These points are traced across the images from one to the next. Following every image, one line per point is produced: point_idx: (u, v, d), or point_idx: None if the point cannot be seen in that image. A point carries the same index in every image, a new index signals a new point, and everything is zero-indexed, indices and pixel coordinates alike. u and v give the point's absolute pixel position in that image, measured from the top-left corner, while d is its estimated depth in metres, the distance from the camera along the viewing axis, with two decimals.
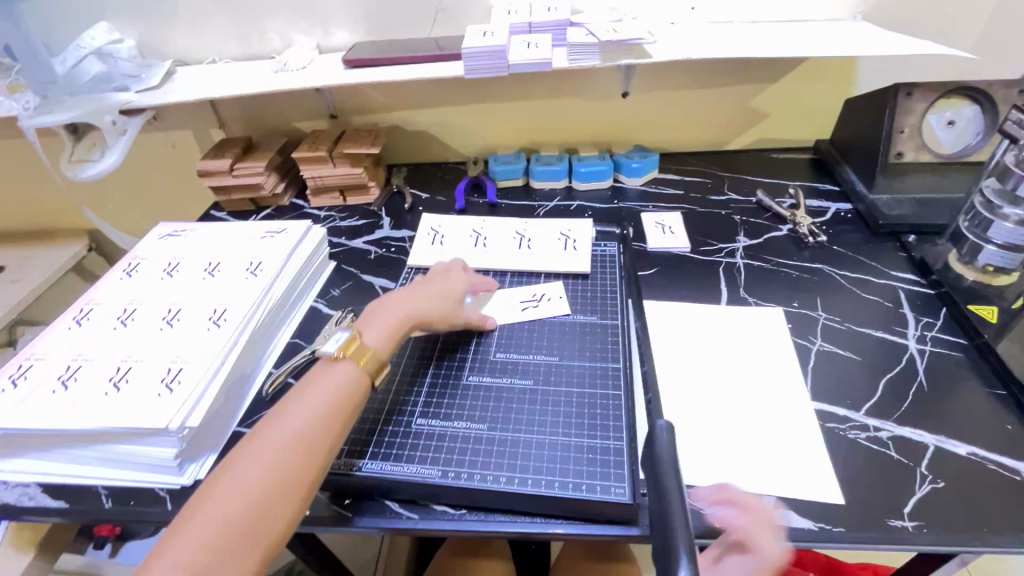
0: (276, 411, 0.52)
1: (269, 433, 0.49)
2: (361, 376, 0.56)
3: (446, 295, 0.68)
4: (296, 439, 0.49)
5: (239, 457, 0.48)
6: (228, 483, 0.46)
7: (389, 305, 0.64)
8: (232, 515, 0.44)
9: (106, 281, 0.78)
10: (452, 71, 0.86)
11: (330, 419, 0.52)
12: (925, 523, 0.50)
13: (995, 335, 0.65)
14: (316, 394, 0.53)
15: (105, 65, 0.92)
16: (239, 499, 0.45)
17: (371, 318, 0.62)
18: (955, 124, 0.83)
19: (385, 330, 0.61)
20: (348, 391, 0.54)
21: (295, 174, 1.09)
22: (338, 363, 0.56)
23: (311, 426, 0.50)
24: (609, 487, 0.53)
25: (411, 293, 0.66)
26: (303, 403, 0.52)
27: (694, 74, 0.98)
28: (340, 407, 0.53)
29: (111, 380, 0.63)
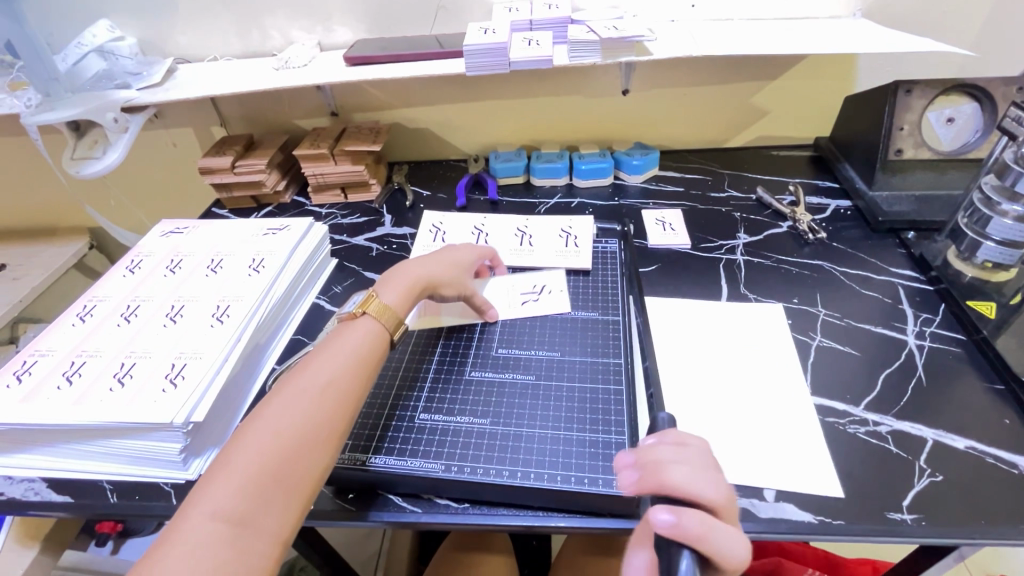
0: (303, 363, 0.54)
1: (300, 380, 0.51)
2: (380, 331, 0.58)
3: (458, 261, 0.71)
4: (326, 385, 0.51)
5: (273, 401, 0.49)
6: (266, 423, 0.47)
7: (406, 267, 0.67)
8: (273, 450, 0.46)
9: (109, 278, 0.79)
10: (453, 68, 0.86)
11: (356, 369, 0.54)
12: (924, 515, 0.51)
13: (994, 331, 0.66)
14: (341, 347, 0.55)
15: (107, 62, 0.93)
16: (277, 437, 0.46)
17: (387, 279, 0.65)
18: (954, 121, 0.83)
19: (401, 289, 0.63)
20: (370, 346, 0.57)
21: (297, 172, 1.09)
22: (360, 320, 0.59)
23: (336, 379, 0.52)
24: (611, 481, 0.53)
25: (427, 258, 0.69)
26: (331, 355, 0.54)
27: (694, 72, 0.98)
28: (365, 359, 0.55)
29: (116, 376, 0.63)
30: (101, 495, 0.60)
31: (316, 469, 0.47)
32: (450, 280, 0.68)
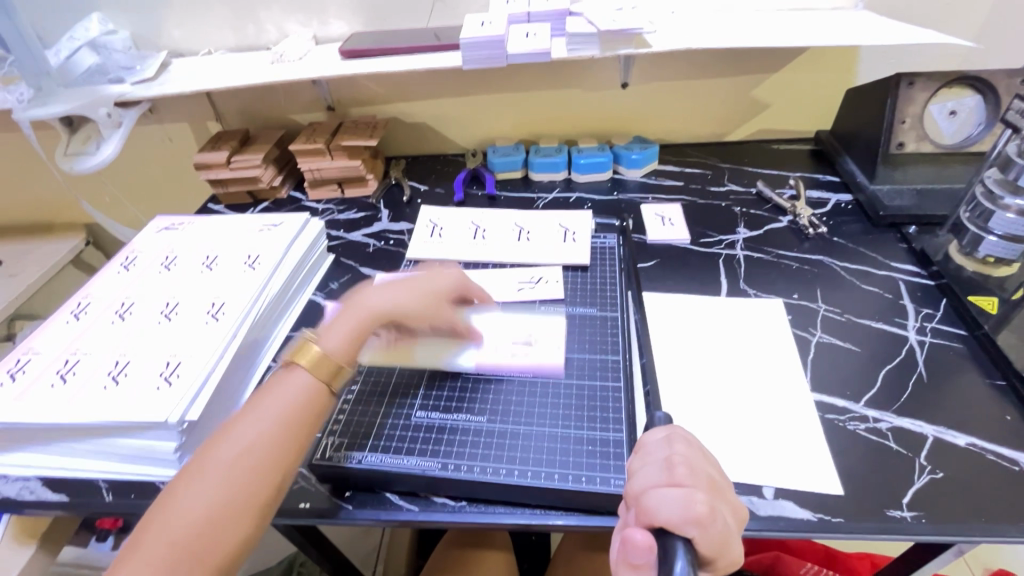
0: (225, 427, 0.50)
1: (217, 452, 0.48)
2: (314, 383, 0.53)
3: (418, 290, 0.62)
4: (246, 455, 0.48)
5: (186, 479, 0.46)
6: (176, 506, 0.45)
7: (353, 303, 0.60)
8: (183, 531, 0.43)
9: (103, 275, 0.78)
10: (450, 62, 0.85)
11: (283, 433, 0.50)
12: (923, 513, 0.50)
13: (996, 326, 0.65)
14: (268, 408, 0.51)
15: (99, 56, 0.91)
16: (183, 523, 0.44)
17: (332, 319, 0.58)
18: (958, 114, 0.82)
19: (344, 330, 0.57)
20: (301, 402, 0.52)
21: (293, 167, 1.08)
22: (293, 374, 0.53)
23: (264, 436, 0.49)
24: (608, 479, 0.53)
25: (380, 291, 0.61)
26: (254, 418, 0.50)
27: (694, 64, 0.97)
28: (293, 420, 0.51)
29: (110, 374, 0.63)
30: (96, 494, 0.60)
31: (228, 554, 0.45)
32: (403, 317, 0.61)
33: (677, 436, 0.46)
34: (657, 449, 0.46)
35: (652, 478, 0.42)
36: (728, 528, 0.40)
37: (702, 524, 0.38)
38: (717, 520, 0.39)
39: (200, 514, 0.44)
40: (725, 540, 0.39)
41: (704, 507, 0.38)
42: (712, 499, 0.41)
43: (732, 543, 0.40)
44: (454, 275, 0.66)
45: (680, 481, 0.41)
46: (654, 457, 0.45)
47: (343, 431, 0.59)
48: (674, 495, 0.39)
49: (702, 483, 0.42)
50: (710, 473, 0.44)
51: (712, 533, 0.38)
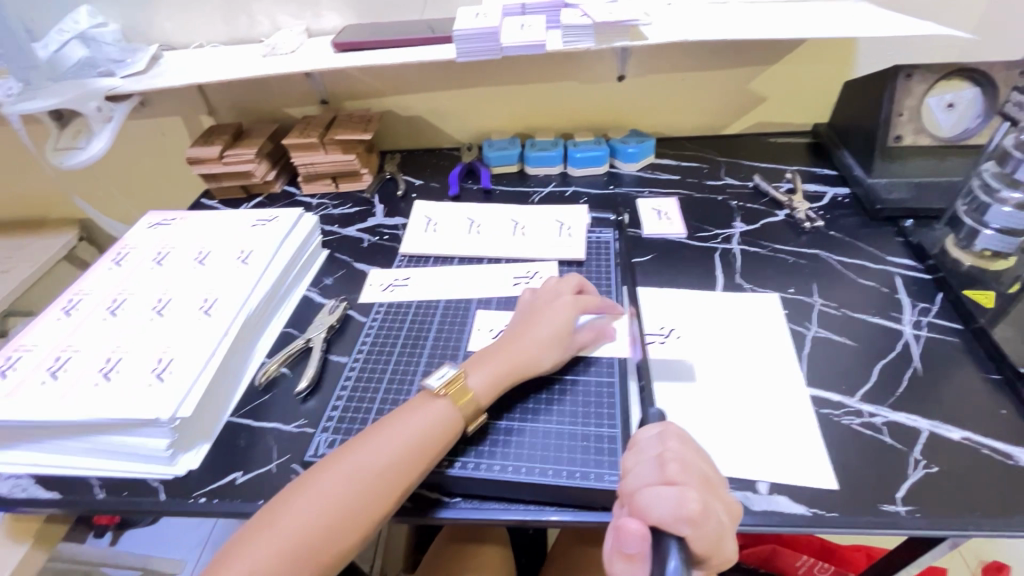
0: (364, 435, 0.52)
1: (354, 457, 0.50)
2: (455, 416, 0.54)
3: (559, 328, 0.62)
4: (375, 471, 0.49)
5: (321, 473, 0.49)
6: (304, 499, 0.47)
7: (499, 347, 0.60)
8: (307, 529, 0.45)
9: (95, 271, 0.77)
10: (443, 54, 0.84)
11: (415, 458, 0.51)
12: (918, 507, 0.50)
13: (992, 320, 0.65)
14: (405, 427, 0.52)
15: (89, 49, 0.90)
16: (301, 523, 0.46)
17: (480, 358, 0.59)
18: (955, 106, 0.81)
19: (491, 374, 0.57)
20: (434, 432, 0.53)
21: (286, 161, 1.07)
22: (436, 402, 0.54)
23: (395, 459, 0.50)
24: (602, 475, 0.53)
25: (523, 332, 0.61)
26: (391, 435, 0.51)
27: (691, 57, 0.96)
28: (425, 448, 0.51)
29: (102, 371, 0.62)
30: (88, 492, 0.59)
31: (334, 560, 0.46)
32: (551, 364, 0.61)
33: (670, 432, 0.47)
34: (650, 446, 0.46)
35: (645, 476, 0.43)
36: (721, 524, 0.41)
37: (694, 521, 0.38)
38: (709, 517, 0.40)
39: (321, 513, 0.46)
40: (717, 536, 0.40)
41: (697, 505, 0.39)
42: (705, 496, 0.41)
43: (725, 539, 0.41)
44: (580, 304, 0.65)
45: (673, 479, 0.42)
46: (649, 454, 0.45)
47: (337, 429, 0.61)
48: (667, 494, 0.40)
49: (694, 479, 0.42)
50: (703, 469, 0.44)
51: (705, 530, 0.39)
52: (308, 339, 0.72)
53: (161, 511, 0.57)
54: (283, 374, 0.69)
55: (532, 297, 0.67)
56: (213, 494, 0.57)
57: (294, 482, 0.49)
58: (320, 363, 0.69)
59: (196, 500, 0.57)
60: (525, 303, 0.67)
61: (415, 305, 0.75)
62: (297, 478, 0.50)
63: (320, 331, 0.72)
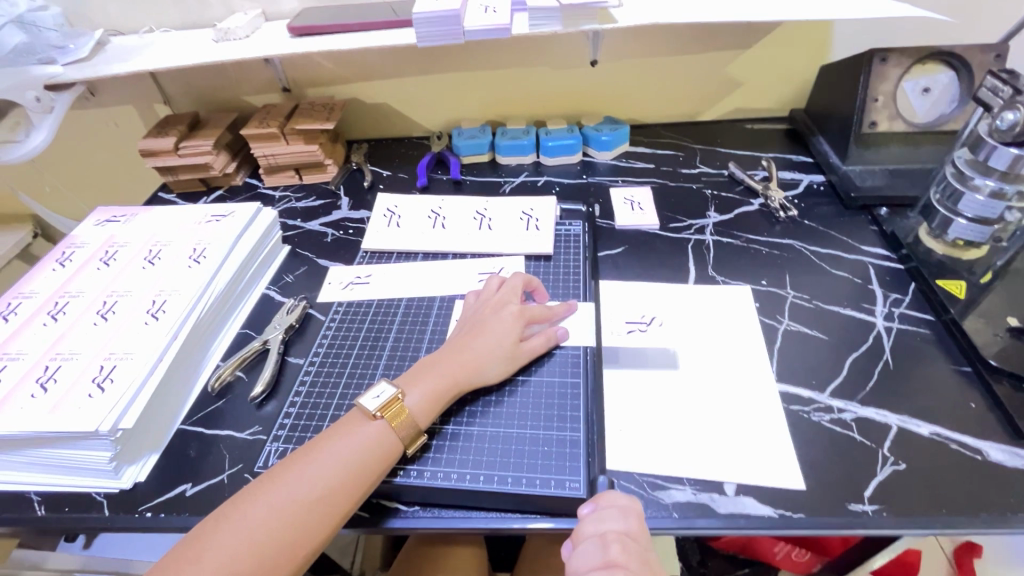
0: (296, 458, 0.49)
1: (290, 482, 0.47)
2: (393, 440, 0.51)
3: (505, 340, 0.59)
4: (310, 498, 0.47)
5: (252, 499, 0.46)
6: (233, 528, 0.44)
7: (441, 360, 0.57)
8: (240, 557, 0.43)
9: (38, 272, 0.73)
10: (404, 39, 0.80)
11: (352, 484, 0.48)
12: (885, 506, 0.49)
13: (962, 311, 0.64)
14: (341, 449, 0.50)
15: (26, 35, 0.83)
16: (237, 549, 0.43)
17: (419, 372, 0.56)
18: (930, 91, 0.80)
19: (430, 391, 0.55)
20: (374, 456, 0.50)
21: (247, 153, 1.02)
22: (373, 422, 0.52)
23: (334, 484, 0.48)
24: (563, 482, 0.51)
25: (466, 344, 0.59)
26: (328, 460, 0.49)
27: (665, 40, 0.93)
28: (364, 472, 0.49)
29: (38, 381, 0.58)
30: (26, 508, 0.56)
31: None
32: (495, 374, 0.58)
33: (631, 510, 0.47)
34: (612, 518, 0.46)
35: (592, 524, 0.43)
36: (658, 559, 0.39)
37: None
38: None
39: (255, 541, 0.44)
40: None
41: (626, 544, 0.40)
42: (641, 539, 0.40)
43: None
44: (526, 313, 0.62)
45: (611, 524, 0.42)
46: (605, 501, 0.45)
47: (289, 437, 0.58)
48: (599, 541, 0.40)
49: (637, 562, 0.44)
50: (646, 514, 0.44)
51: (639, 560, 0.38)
52: (264, 341, 0.68)
53: (105, 527, 0.54)
54: (238, 378, 0.66)
55: (476, 305, 0.64)
56: (159, 508, 0.55)
57: (226, 504, 0.47)
58: (277, 366, 0.66)
59: (142, 515, 0.54)
60: (472, 311, 0.64)
61: (377, 304, 0.72)
62: (227, 501, 0.47)
63: (278, 332, 0.69)
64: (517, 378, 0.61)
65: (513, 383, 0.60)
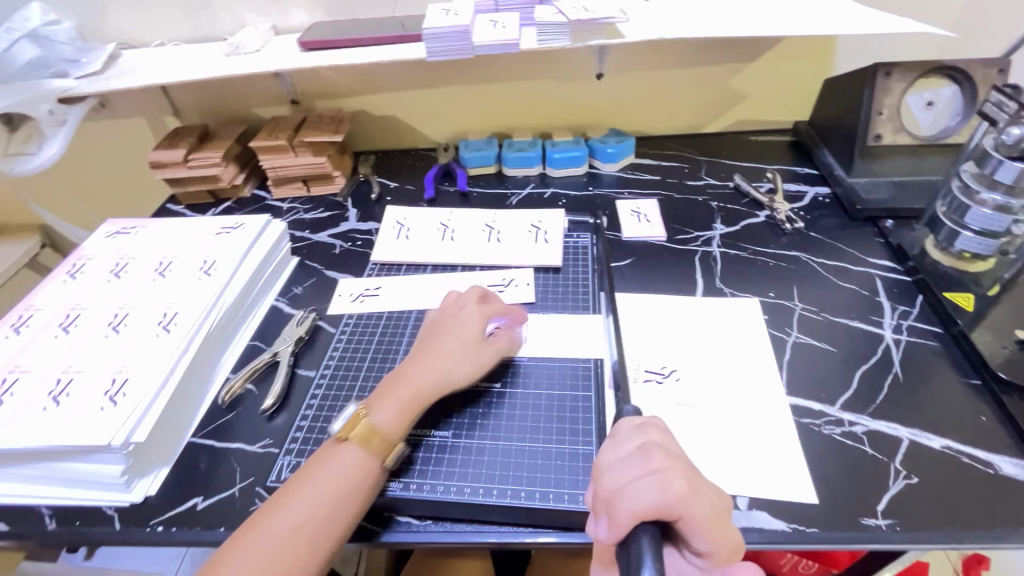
0: (284, 489, 0.50)
1: (285, 509, 0.48)
2: (370, 456, 0.51)
3: (461, 344, 0.59)
4: (299, 525, 0.47)
5: (242, 534, 0.47)
6: (224, 563, 0.45)
7: (402, 374, 0.57)
8: None
9: (49, 284, 0.73)
10: (413, 53, 0.81)
11: (341, 508, 0.49)
12: (898, 521, 0.49)
13: (970, 323, 0.64)
14: (330, 473, 0.50)
15: (40, 48, 0.85)
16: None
17: (383, 389, 0.56)
18: (934, 104, 0.82)
19: (397, 402, 0.55)
20: (359, 477, 0.50)
21: (255, 164, 1.03)
22: (344, 445, 0.52)
23: (328, 506, 0.48)
24: (576, 496, 0.51)
25: (426, 353, 0.59)
26: (314, 487, 0.49)
27: (671, 54, 0.94)
28: (351, 494, 0.49)
29: (50, 394, 0.59)
30: (37, 522, 0.56)
31: None
32: (460, 379, 0.58)
33: (651, 424, 0.44)
34: (629, 436, 0.43)
35: (627, 470, 0.39)
36: (716, 508, 0.38)
37: (678, 504, 0.36)
38: (698, 496, 0.37)
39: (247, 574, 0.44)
40: (712, 519, 0.37)
41: (682, 484, 0.37)
42: (693, 479, 0.39)
43: (724, 524, 0.38)
44: (484, 315, 0.62)
45: (656, 465, 0.38)
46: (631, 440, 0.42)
47: (301, 450, 0.58)
48: (649, 482, 0.37)
49: (681, 466, 0.39)
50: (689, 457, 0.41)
51: (695, 510, 0.36)
52: (275, 353, 0.69)
53: (116, 542, 0.54)
54: (248, 391, 0.66)
55: (438, 313, 0.64)
56: (171, 522, 0.54)
57: (225, 538, 0.47)
58: (287, 378, 0.66)
59: (153, 529, 0.54)
60: (428, 324, 0.64)
61: (386, 316, 0.73)
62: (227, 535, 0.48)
63: (288, 344, 0.70)
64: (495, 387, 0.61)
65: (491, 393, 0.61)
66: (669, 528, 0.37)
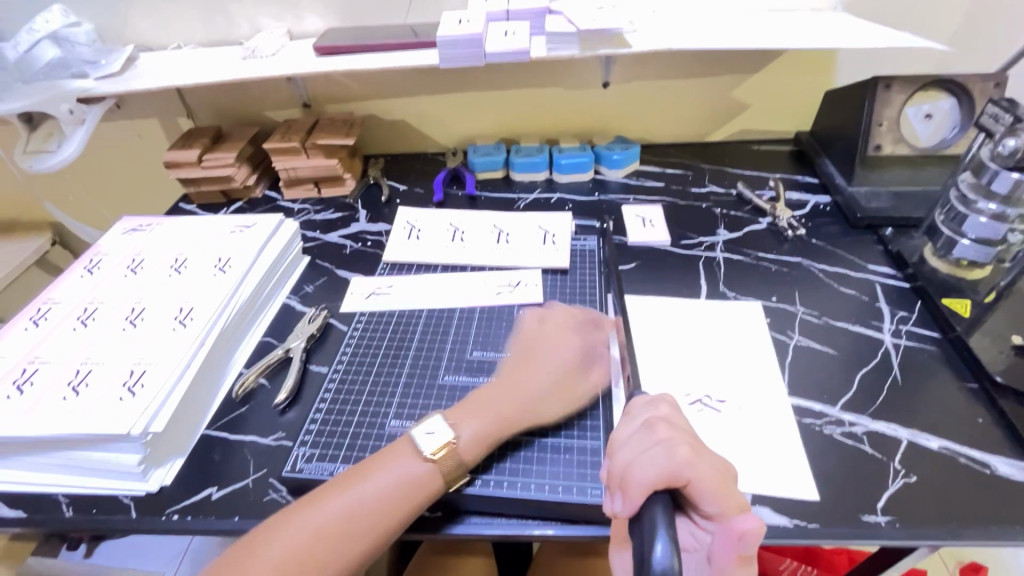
0: (337, 484, 0.50)
1: (328, 507, 0.48)
2: (434, 477, 0.51)
3: (558, 373, 0.61)
4: (347, 521, 0.48)
5: (292, 521, 0.47)
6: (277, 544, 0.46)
7: (494, 398, 0.57)
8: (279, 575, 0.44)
9: (66, 279, 0.75)
10: (426, 60, 0.83)
11: (390, 514, 0.49)
12: (897, 518, 0.51)
13: (968, 329, 0.66)
14: (382, 479, 0.50)
15: (61, 49, 0.87)
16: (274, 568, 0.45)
17: (471, 408, 0.56)
18: (932, 117, 0.84)
19: (481, 430, 0.54)
20: (411, 490, 0.50)
21: (267, 166, 1.05)
22: (419, 460, 0.52)
23: (371, 512, 0.49)
24: (584, 488, 0.53)
25: (525, 377, 0.60)
26: (369, 486, 0.50)
27: (675, 64, 0.97)
28: (399, 503, 0.50)
29: (70, 384, 0.60)
30: (54, 510, 0.57)
31: None
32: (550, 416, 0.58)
33: (661, 399, 0.47)
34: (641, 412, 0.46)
35: (635, 444, 0.41)
36: (719, 471, 0.40)
37: (683, 465, 0.38)
38: (702, 461, 0.39)
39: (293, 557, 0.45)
40: (720, 481, 0.39)
41: (685, 450, 0.39)
42: (698, 448, 0.41)
43: (729, 486, 0.39)
44: (590, 349, 0.64)
45: (661, 436, 0.41)
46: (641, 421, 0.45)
47: (315, 442, 0.59)
48: (656, 452, 0.39)
49: (684, 436, 0.42)
50: (692, 430, 0.44)
51: (700, 473, 0.38)
52: (287, 349, 0.70)
53: (132, 529, 0.55)
54: (261, 385, 0.68)
55: (531, 331, 0.67)
56: (186, 511, 0.56)
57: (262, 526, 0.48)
58: (300, 373, 0.68)
59: (168, 517, 0.55)
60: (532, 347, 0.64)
61: (397, 315, 0.74)
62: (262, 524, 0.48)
63: (300, 340, 0.71)
64: None
65: None
66: (678, 495, 0.39)
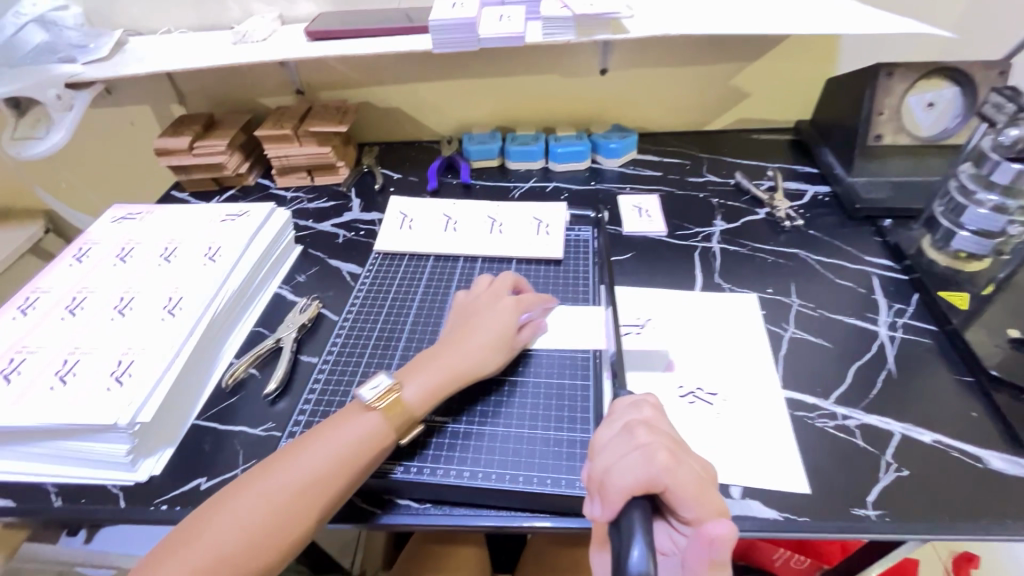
0: (290, 448, 0.51)
1: (281, 471, 0.49)
2: (385, 429, 0.52)
3: (497, 336, 0.61)
4: (293, 489, 0.48)
5: (246, 487, 0.48)
6: (226, 517, 0.46)
7: (442, 354, 0.58)
8: (233, 540, 0.45)
9: (55, 267, 0.74)
10: (419, 46, 0.81)
11: (337, 475, 0.49)
12: (888, 512, 0.50)
13: (965, 322, 0.65)
14: (333, 439, 0.51)
15: (49, 34, 0.85)
16: (230, 532, 0.45)
17: (418, 366, 0.57)
18: (935, 105, 0.81)
19: (429, 385, 0.56)
20: (364, 445, 0.51)
21: (260, 154, 1.04)
22: (367, 414, 0.53)
23: (321, 474, 0.49)
24: (573, 482, 0.52)
25: (463, 340, 0.60)
26: (318, 450, 0.50)
27: (674, 51, 0.95)
28: (351, 459, 0.50)
29: (57, 374, 0.60)
30: (44, 499, 0.57)
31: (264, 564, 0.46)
32: (494, 368, 0.60)
33: (645, 402, 0.46)
34: (625, 414, 0.45)
35: (616, 448, 0.41)
36: (700, 476, 0.39)
37: (663, 471, 0.37)
38: (682, 466, 0.38)
39: (237, 534, 0.45)
40: (699, 485, 0.38)
41: (665, 456, 0.38)
42: (677, 451, 0.40)
43: (710, 491, 0.38)
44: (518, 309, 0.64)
45: (641, 441, 0.40)
46: (620, 422, 0.44)
47: (304, 433, 0.59)
48: (634, 457, 0.39)
49: (665, 439, 0.41)
50: (676, 434, 0.43)
51: (679, 479, 0.37)
52: (278, 339, 0.70)
53: (120, 519, 0.55)
54: (251, 375, 0.67)
55: (477, 295, 0.66)
56: (175, 501, 0.55)
57: (221, 493, 0.48)
58: (291, 363, 0.68)
59: (157, 507, 0.55)
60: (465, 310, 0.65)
61: (389, 305, 0.74)
62: (212, 498, 0.48)
63: (291, 330, 0.71)
64: (518, 378, 0.62)
65: (519, 385, 0.61)
66: (658, 500, 0.38)
